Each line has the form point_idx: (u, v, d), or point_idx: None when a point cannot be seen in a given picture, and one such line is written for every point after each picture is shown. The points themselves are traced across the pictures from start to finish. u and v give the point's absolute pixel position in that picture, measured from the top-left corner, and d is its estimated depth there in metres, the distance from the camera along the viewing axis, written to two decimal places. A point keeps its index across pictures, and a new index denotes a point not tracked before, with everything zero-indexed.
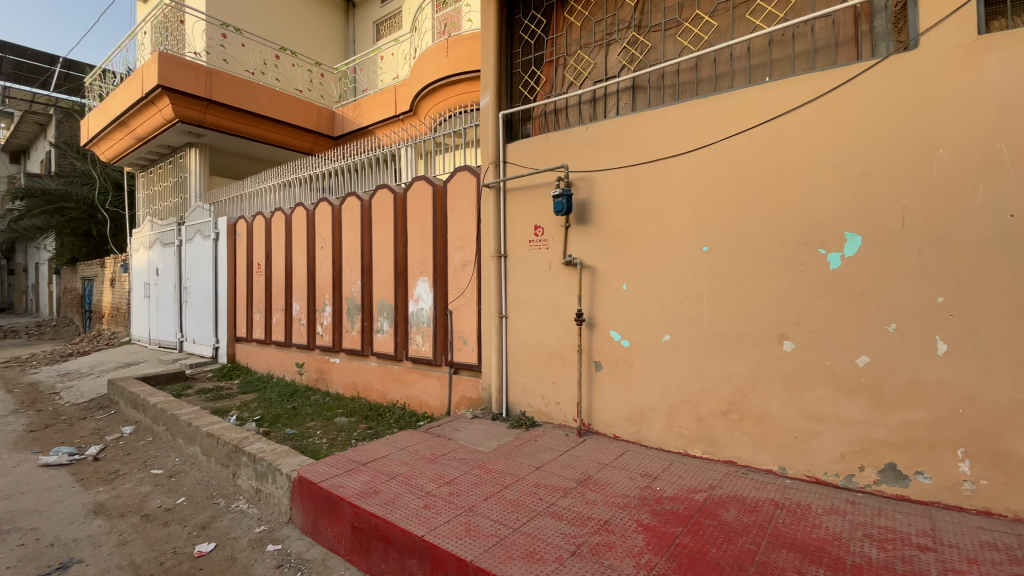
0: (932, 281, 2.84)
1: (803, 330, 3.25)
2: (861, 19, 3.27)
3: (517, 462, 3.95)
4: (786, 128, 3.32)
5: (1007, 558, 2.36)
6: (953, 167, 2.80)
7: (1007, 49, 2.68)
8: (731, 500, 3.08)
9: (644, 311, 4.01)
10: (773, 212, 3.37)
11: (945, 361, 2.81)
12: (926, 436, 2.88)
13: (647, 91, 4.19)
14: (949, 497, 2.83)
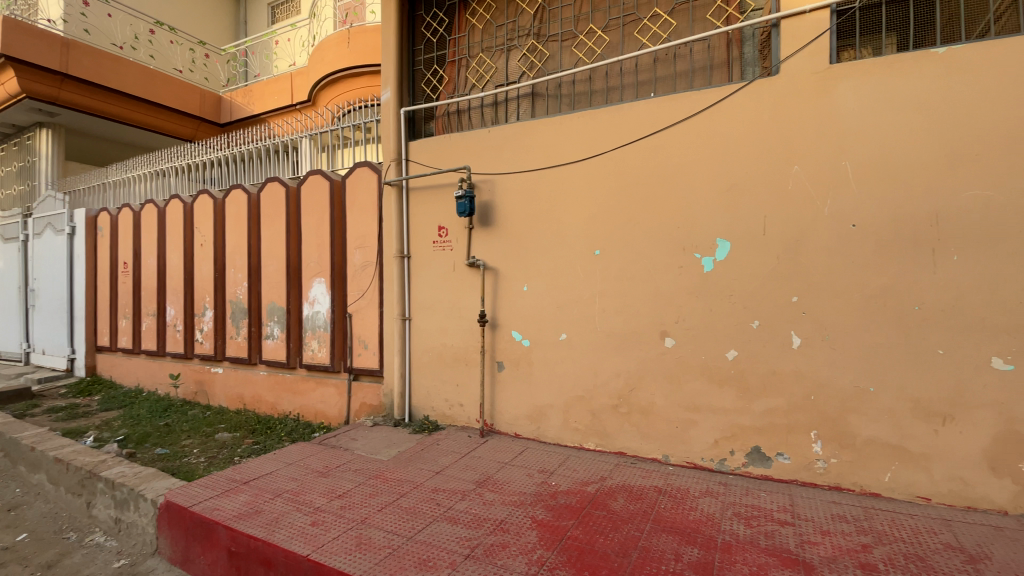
0: (788, 283, 3.20)
1: (684, 327, 3.52)
2: (732, 45, 3.63)
3: (416, 468, 3.84)
4: (671, 140, 3.58)
5: (846, 524, 2.70)
6: (805, 182, 3.17)
7: (847, 79, 3.07)
8: (620, 490, 3.24)
9: (545, 311, 4.10)
10: (659, 218, 3.61)
11: (799, 353, 3.18)
12: (784, 421, 3.23)
13: (546, 99, 4.32)
14: (804, 475, 3.18)
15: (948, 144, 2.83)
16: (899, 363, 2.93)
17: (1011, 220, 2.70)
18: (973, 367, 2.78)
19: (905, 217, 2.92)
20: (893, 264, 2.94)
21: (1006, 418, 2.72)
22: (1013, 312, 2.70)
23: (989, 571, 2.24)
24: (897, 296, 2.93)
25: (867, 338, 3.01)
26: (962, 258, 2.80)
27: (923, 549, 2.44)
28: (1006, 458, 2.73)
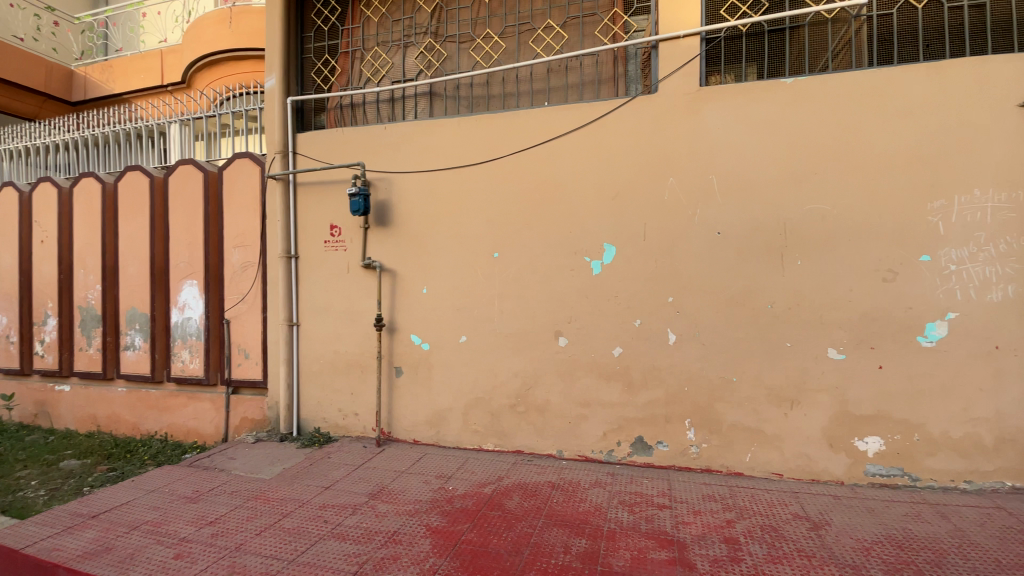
0: (666, 284, 3.48)
1: (575, 327, 3.67)
2: (618, 62, 3.86)
3: (303, 485, 3.57)
4: (563, 148, 3.72)
5: (715, 503, 2.97)
6: (680, 192, 3.46)
7: (714, 101, 3.41)
8: (515, 488, 3.29)
9: (442, 314, 4.04)
10: (553, 222, 3.73)
11: (675, 349, 3.46)
12: (663, 412, 3.49)
13: (443, 99, 4.28)
14: (680, 460, 3.47)
15: (793, 163, 3.25)
16: (757, 355, 3.31)
17: (840, 231, 3.17)
18: (813, 357, 3.22)
19: (760, 226, 3.31)
20: (751, 268, 3.32)
21: (837, 400, 3.18)
22: (842, 309, 3.17)
23: (824, 533, 2.59)
24: (754, 296, 3.31)
25: (731, 334, 3.36)
26: (804, 263, 3.23)
27: (774, 518, 2.76)
28: (838, 434, 3.19)
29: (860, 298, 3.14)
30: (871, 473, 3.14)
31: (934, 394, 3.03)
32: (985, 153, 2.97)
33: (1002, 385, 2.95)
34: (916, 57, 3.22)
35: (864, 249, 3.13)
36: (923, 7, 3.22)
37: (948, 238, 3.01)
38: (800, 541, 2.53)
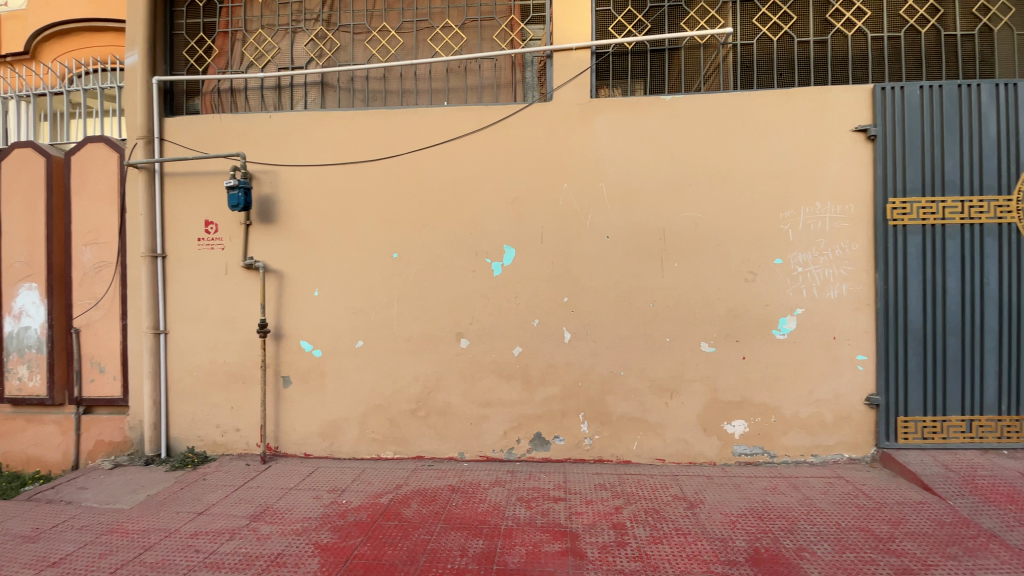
0: (562, 285, 3.60)
1: (474, 328, 3.67)
2: (516, 68, 3.94)
3: (171, 512, 3.16)
4: (461, 149, 3.71)
5: (606, 492, 3.13)
6: (573, 197, 3.61)
7: (603, 112, 3.61)
8: (414, 495, 3.20)
9: (336, 317, 3.82)
10: (452, 223, 3.70)
11: (570, 347, 3.60)
12: (559, 408, 3.62)
13: (336, 91, 4.07)
14: (576, 454, 3.61)
15: (672, 173, 3.54)
16: (642, 351, 3.55)
17: (711, 236, 3.51)
18: (689, 351, 3.52)
19: (644, 230, 3.55)
20: (637, 269, 3.55)
21: (710, 389, 3.51)
22: (713, 306, 3.51)
23: (698, 511, 2.84)
24: (639, 295, 3.55)
25: (620, 331, 3.56)
26: (681, 265, 3.52)
27: (657, 502, 2.96)
28: (711, 420, 3.52)
29: (727, 296, 3.50)
30: (738, 453, 3.50)
31: (786, 380, 3.47)
32: (823, 171, 3.45)
33: (836, 369, 3.44)
34: (772, 84, 3.64)
35: (731, 252, 3.50)
36: (777, 40, 3.64)
37: (795, 243, 3.46)
38: (678, 521, 2.74)
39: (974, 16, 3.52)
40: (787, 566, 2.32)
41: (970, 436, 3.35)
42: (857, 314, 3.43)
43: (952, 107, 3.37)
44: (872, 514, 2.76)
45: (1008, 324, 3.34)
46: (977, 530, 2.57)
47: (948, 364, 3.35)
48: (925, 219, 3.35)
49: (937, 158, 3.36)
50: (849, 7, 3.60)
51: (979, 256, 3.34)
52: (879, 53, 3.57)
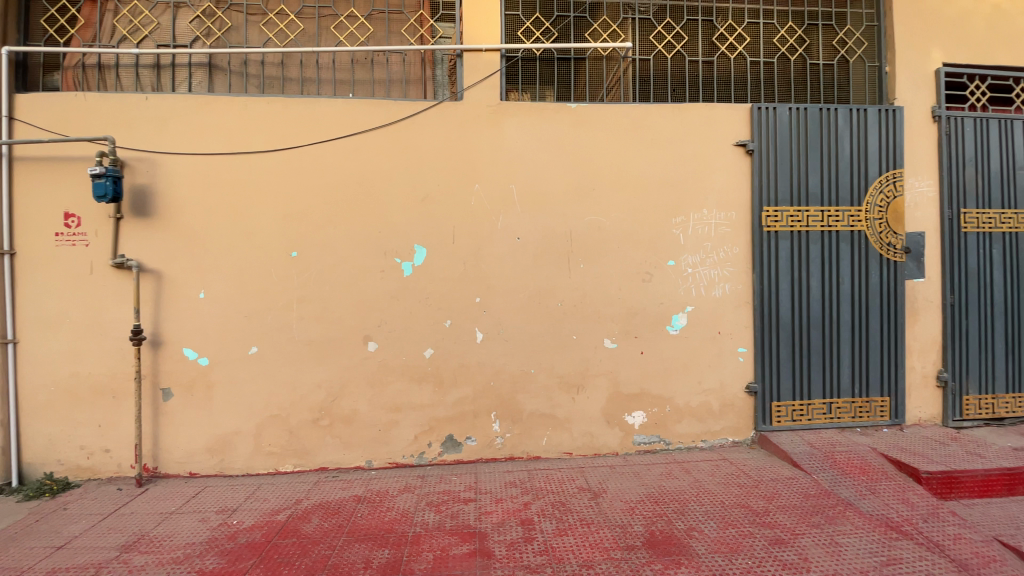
0: (473, 285, 3.60)
1: (382, 331, 3.55)
2: (426, 65, 3.87)
3: (17, 550, 2.70)
4: (367, 145, 3.57)
5: (516, 489, 3.17)
6: (483, 198, 3.62)
7: (512, 115, 3.66)
8: (315, 509, 3.01)
9: (228, 322, 3.50)
10: (358, 221, 3.55)
11: (481, 348, 3.60)
12: (470, 408, 3.60)
13: (226, 75, 3.73)
14: (487, 453, 3.62)
15: (578, 177, 3.67)
16: (550, 349, 3.64)
17: (613, 238, 3.69)
18: (594, 347, 3.68)
19: (552, 232, 3.65)
20: (545, 270, 3.64)
21: (613, 383, 3.69)
22: (615, 305, 3.69)
23: (601, 501, 2.97)
24: (547, 295, 3.64)
25: (529, 330, 3.63)
26: (586, 266, 3.67)
27: (564, 494, 3.06)
28: (614, 412, 3.70)
29: (628, 295, 3.70)
30: (639, 443, 3.72)
31: (680, 372, 3.74)
32: (710, 181, 3.77)
33: (722, 361, 3.78)
34: (667, 98, 3.91)
35: (632, 253, 3.71)
36: (671, 57, 3.92)
37: (687, 246, 3.75)
38: (583, 511, 2.85)
39: (833, 48, 4.03)
40: (678, 546, 2.50)
41: (830, 417, 3.82)
42: (738, 311, 3.79)
43: (815, 128, 3.82)
44: (751, 491, 3.06)
45: (859, 318, 3.86)
46: (834, 499, 2.95)
47: (812, 354, 3.81)
48: (793, 226, 3.79)
49: (803, 173, 3.80)
50: (733, 32, 3.97)
51: (836, 259, 3.83)
52: (757, 75, 3.97)
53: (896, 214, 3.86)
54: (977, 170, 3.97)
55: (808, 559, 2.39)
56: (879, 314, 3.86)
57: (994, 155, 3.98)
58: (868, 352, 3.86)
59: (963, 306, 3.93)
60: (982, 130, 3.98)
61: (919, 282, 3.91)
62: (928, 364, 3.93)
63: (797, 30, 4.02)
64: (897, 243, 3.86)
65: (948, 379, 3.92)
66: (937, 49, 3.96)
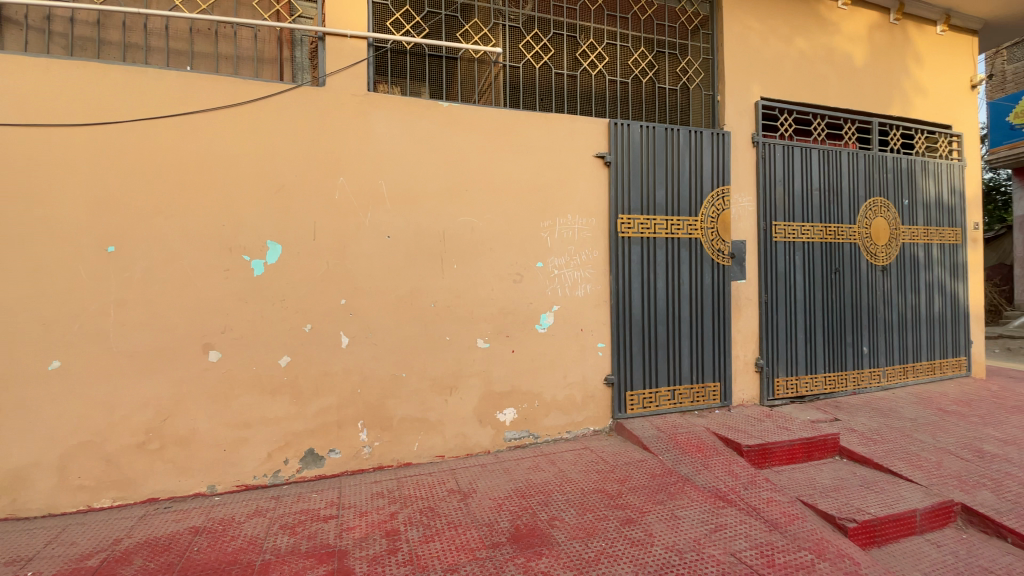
0: (336, 286, 3.37)
1: (230, 338, 3.16)
2: (283, 45, 3.54)
3: None
4: (211, 127, 3.15)
5: (383, 499, 3.03)
6: (349, 193, 3.41)
7: (381, 108, 3.50)
8: (138, 549, 2.57)
9: (19, 330, 2.84)
10: (199, 213, 3.11)
11: (347, 353, 3.39)
12: (334, 417, 3.37)
13: (20, 29, 3.03)
14: (353, 464, 3.42)
15: (450, 177, 3.63)
16: (421, 351, 3.55)
17: (485, 239, 3.72)
18: (466, 348, 3.67)
19: (423, 231, 3.57)
20: (416, 271, 3.55)
21: (485, 383, 3.72)
22: (487, 305, 3.73)
23: (470, 501, 2.97)
24: (418, 296, 3.55)
25: (399, 333, 3.50)
26: (458, 266, 3.65)
27: (432, 499, 3.00)
28: (486, 412, 3.73)
29: (499, 295, 3.77)
30: (509, 439, 3.80)
31: (547, 369, 3.92)
32: (575, 187, 4.00)
33: (585, 357, 4.04)
34: (535, 106, 4.06)
35: (502, 255, 3.78)
36: (539, 67, 4.08)
37: (553, 249, 3.94)
38: (450, 514, 2.82)
39: (677, 75, 4.53)
40: (540, 537, 2.59)
41: (674, 402, 4.30)
42: (599, 309, 4.09)
43: (661, 145, 4.26)
44: (608, 476, 3.31)
45: (696, 314, 4.39)
46: (675, 476, 3.31)
47: (659, 348, 4.25)
48: (643, 232, 4.19)
49: (651, 185, 4.22)
50: (594, 50, 4.25)
51: (678, 263, 4.31)
52: (615, 93, 4.31)
53: (724, 224, 4.47)
54: (784, 189, 4.76)
55: (652, 534, 2.63)
56: (711, 311, 4.44)
57: (796, 178, 4.81)
58: (702, 344, 4.41)
59: (773, 303, 4.70)
60: (788, 156, 4.78)
61: (741, 283, 4.58)
62: (749, 352, 4.63)
63: (648, 55, 4.45)
64: (724, 249, 4.47)
65: (763, 365, 4.64)
66: (756, 85, 4.66)
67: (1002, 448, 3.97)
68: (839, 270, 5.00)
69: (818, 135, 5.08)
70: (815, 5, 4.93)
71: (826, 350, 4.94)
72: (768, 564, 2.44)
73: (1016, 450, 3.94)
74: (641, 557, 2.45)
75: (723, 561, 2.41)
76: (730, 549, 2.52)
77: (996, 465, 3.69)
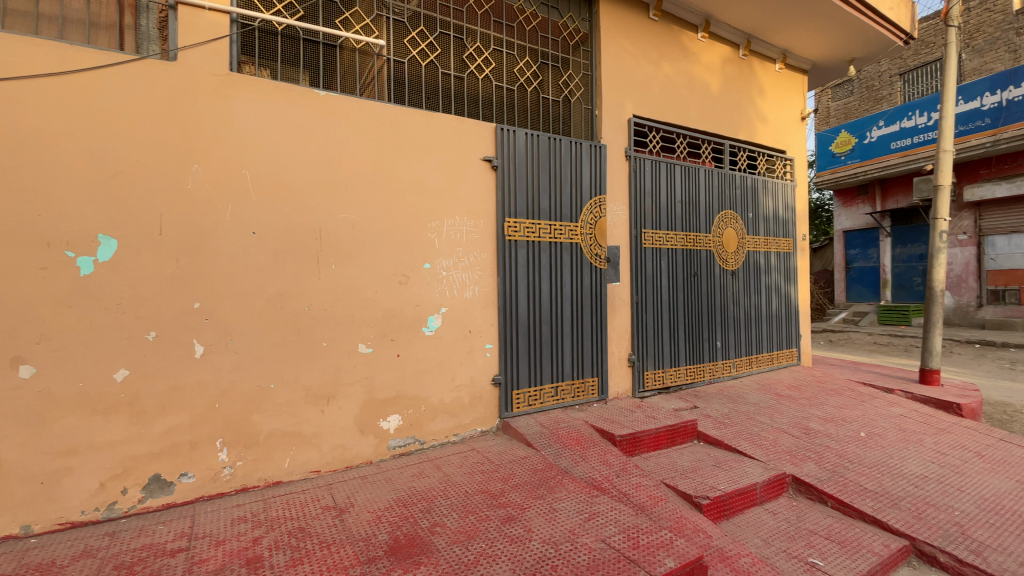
0: (190, 288, 2.99)
1: (49, 349, 2.64)
2: (125, 10, 3.06)
3: None
4: (24, 94, 2.61)
5: (246, 524, 2.73)
6: (207, 184, 3.05)
7: (246, 92, 3.18)
8: None
9: None
10: (5, 197, 2.55)
11: (204, 363, 3.02)
12: (187, 437, 2.98)
13: None
14: (211, 488, 3.05)
15: (327, 172, 3.42)
16: (294, 358, 3.29)
17: (368, 238, 3.56)
18: (345, 354, 3.47)
19: (297, 228, 3.31)
20: (288, 271, 3.28)
21: (366, 390, 3.55)
22: (369, 308, 3.57)
23: (347, 516, 2.80)
24: (290, 299, 3.28)
25: (267, 339, 3.21)
26: (337, 267, 3.44)
27: (303, 519, 2.78)
28: (367, 420, 3.55)
29: (383, 297, 3.62)
30: (393, 447, 3.66)
31: (433, 372, 3.85)
32: (462, 189, 3.99)
33: (472, 358, 4.04)
34: (421, 104, 3.99)
35: (386, 256, 3.64)
36: (425, 65, 4.01)
37: (440, 250, 3.89)
38: (324, 533, 2.63)
39: (560, 86, 4.74)
40: (419, 546, 2.52)
41: (556, 399, 4.48)
42: (486, 311, 4.12)
43: (545, 153, 4.43)
44: (492, 476, 3.34)
45: (577, 314, 4.64)
46: (555, 470, 3.44)
47: (543, 347, 4.40)
48: (529, 236, 4.32)
49: (536, 191, 4.37)
50: (480, 54, 4.28)
51: (561, 265, 4.52)
52: (501, 98, 4.39)
53: (601, 230, 4.77)
54: (653, 200, 5.22)
55: (530, 529, 2.70)
56: (591, 311, 4.72)
57: (662, 190, 5.31)
58: (582, 342, 4.66)
59: (644, 303, 5.13)
60: (656, 170, 5.25)
61: (616, 285, 4.92)
62: (624, 349, 4.99)
63: (532, 65, 4.60)
64: (601, 253, 4.78)
65: (635, 360, 5.04)
66: (629, 103, 5.05)
67: (822, 424, 4.73)
68: (698, 274, 5.61)
69: (680, 153, 5.65)
70: (679, 35, 5.48)
71: (687, 345, 5.50)
72: (634, 545, 2.59)
73: (832, 426, 4.72)
74: (518, 554, 2.48)
75: (594, 548, 2.53)
76: (600, 536, 2.66)
77: (817, 439, 4.39)
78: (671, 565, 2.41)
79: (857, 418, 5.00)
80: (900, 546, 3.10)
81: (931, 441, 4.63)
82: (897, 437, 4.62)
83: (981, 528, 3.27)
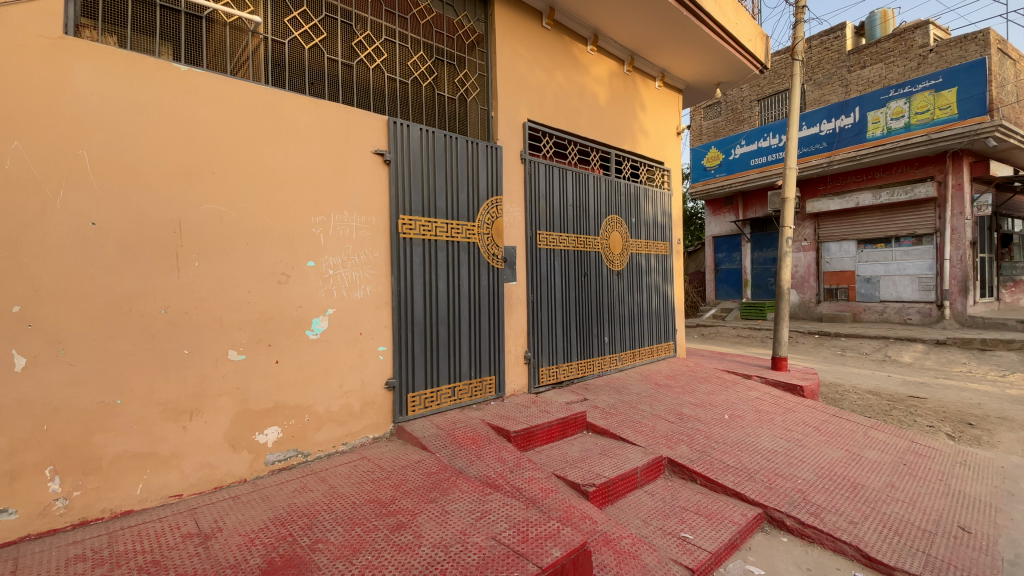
0: (4, 287, 2.48)
1: None
2: None
3: None
4: None
5: (87, 563, 2.33)
6: (31, 163, 2.56)
7: (84, 59, 2.72)
8: None
9: None
10: None
11: (27, 378, 2.54)
12: (4, 467, 2.48)
13: None
14: (39, 524, 2.57)
15: (191, 158, 3.05)
16: (148, 369, 2.89)
17: (240, 233, 3.24)
18: (213, 362, 3.13)
19: (151, 221, 2.91)
20: (140, 269, 2.88)
21: (237, 401, 3.23)
22: (243, 309, 3.26)
23: (213, 543, 2.52)
24: (142, 300, 2.88)
25: (113, 348, 2.78)
26: (202, 265, 3.09)
27: (158, 551, 2.45)
28: (240, 434, 3.24)
29: (259, 299, 3.33)
30: (271, 462, 3.38)
31: (318, 378, 3.62)
32: (351, 184, 3.81)
33: (363, 362, 3.87)
34: (304, 90, 3.72)
35: (261, 254, 3.34)
36: (309, 48, 3.75)
37: (327, 248, 3.68)
38: (182, 565, 2.34)
39: (455, 84, 4.71)
40: (297, 566, 2.35)
41: (453, 399, 4.46)
42: (378, 312, 3.96)
43: (440, 151, 4.37)
44: (382, 484, 3.22)
45: (474, 314, 4.65)
46: (449, 471, 3.41)
47: (439, 347, 4.35)
48: (425, 235, 4.25)
49: (432, 190, 4.30)
50: (371, 43, 4.11)
51: (458, 264, 4.50)
52: (393, 91, 4.25)
53: (497, 231, 4.84)
54: (547, 203, 5.41)
55: (421, 535, 2.64)
56: (488, 310, 4.76)
57: (556, 193, 5.53)
58: (480, 342, 4.69)
59: (539, 302, 5.29)
60: (549, 174, 5.45)
61: (513, 284, 5.02)
62: (520, 347, 5.11)
63: (427, 60, 4.52)
64: (498, 253, 4.84)
65: (531, 357, 5.19)
66: (524, 106, 5.18)
67: (693, 410, 5.25)
68: (588, 273, 5.93)
69: (572, 158, 5.92)
70: (570, 46, 5.73)
71: (578, 341, 5.79)
72: (522, 539, 2.64)
73: (701, 411, 5.25)
74: (407, 562, 2.41)
75: (483, 547, 2.55)
76: (491, 534, 2.69)
77: (689, 423, 4.86)
78: (557, 555, 2.48)
79: (722, 402, 5.62)
80: (755, 514, 3.54)
81: (781, 420, 5.35)
82: (754, 418, 5.28)
83: (819, 493, 3.85)
